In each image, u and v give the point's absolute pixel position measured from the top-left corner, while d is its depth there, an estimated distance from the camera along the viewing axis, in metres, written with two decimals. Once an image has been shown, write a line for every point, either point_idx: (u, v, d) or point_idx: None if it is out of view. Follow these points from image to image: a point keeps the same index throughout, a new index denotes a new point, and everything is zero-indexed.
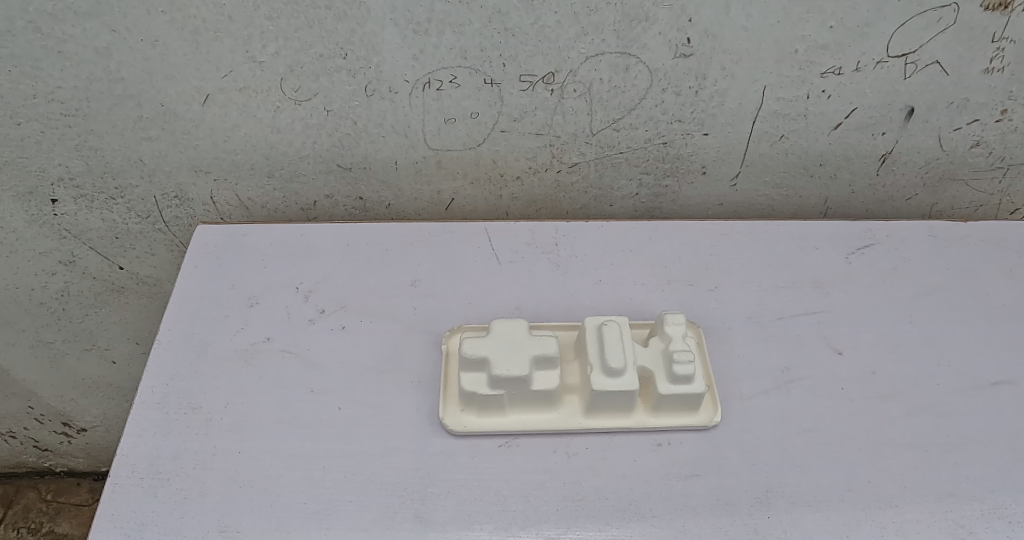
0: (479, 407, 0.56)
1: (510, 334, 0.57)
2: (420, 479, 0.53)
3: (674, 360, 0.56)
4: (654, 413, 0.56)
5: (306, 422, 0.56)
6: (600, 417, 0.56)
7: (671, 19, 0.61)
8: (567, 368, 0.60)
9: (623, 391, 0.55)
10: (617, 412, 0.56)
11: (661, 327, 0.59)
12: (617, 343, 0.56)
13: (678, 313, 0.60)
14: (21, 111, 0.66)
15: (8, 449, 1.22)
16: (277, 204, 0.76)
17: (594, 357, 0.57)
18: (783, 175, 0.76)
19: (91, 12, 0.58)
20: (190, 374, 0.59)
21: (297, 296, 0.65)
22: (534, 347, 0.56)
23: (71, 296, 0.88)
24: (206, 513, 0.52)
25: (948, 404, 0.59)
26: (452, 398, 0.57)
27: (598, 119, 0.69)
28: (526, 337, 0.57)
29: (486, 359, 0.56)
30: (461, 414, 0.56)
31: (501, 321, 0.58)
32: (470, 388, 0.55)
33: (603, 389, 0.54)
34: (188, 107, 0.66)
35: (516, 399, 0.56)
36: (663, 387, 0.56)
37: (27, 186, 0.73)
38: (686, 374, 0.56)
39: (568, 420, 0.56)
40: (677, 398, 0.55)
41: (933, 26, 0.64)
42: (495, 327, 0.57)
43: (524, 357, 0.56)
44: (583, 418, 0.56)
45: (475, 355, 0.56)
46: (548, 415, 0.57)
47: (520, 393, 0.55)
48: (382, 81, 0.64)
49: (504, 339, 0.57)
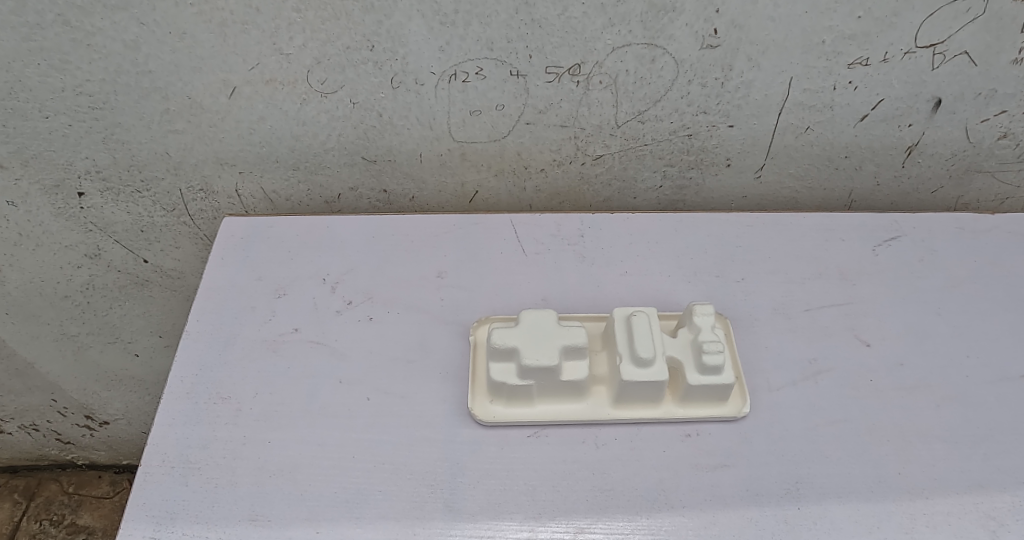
0: (508, 396, 0.56)
1: (539, 324, 0.57)
2: (449, 469, 0.53)
3: (703, 351, 0.56)
4: (682, 404, 0.56)
5: (335, 412, 0.57)
6: (628, 407, 0.56)
7: (697, 9, 0.61)
8: (594, 358, 0.60)
9: (652, 381, 0.55)
10: (645, 403, 0.56)
11: (689, 317, 0.59)
12: (646, 334, 0.56)
13: (707, 304, 0.60)
14: (49, 105, 0.66)
15: (30, 442, 1.24)
16: (302, 196, 0.76)
17: (622, 348, 0.57)
18: (808, 167, 0.76)
19: (120, 4, 0.59)
20: (219, 364, 0.60)
21: (324, 288, 0.65)
22: (562, 337, 0.56)
23: (96, 289, 0.89)
24: (238, 501, 0.52)
25: (978, 396, 0.58)
26: (480, 388, 0.58)
27: (623, 111, 0.69)
28: (555, 328, 0.57)
29: (515, 349, 0.56)
30: (489, 403, 0.56)
31: (530, 312, 0.58)
32: (499, 378, 0.56)
33: (632, 379, 0.54)
34: (215, 100, 0.66)
35: (545, 390, 0.56)
36: (693, 378, 0.56)
37: (53, 179, 0.74)
38: (715, 365, 0.56)
39: (596, 410, 0.56)
40: (706, 388, 0.55)
41: (962, 16, 0.63)
42: (524, 318, 0.58)
43: (553, 347, 0.56)
44: (611, 408, 0.56)
45: (504, 345, 0.56)
46: (576, 405, 0.57)
47: (548, 382, 0.55)
48: (408, 73, 0.64)
49: (533, 330, 0.57)
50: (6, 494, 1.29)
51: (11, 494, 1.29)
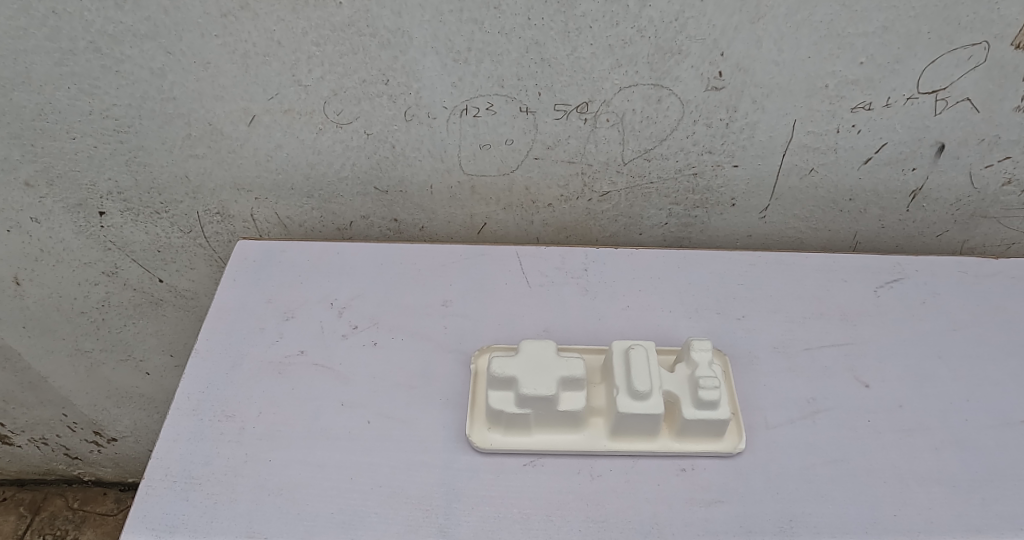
0: (506, 425, 0.57)
1: (539, 354, 0.58)
2: (445, 495, 0.54)
3: (700, 386, 0.57)
4: (679, 439, 0.57)
5: (336, 434, 0.57)
6: (625, 440, 0.56)
7: (703, 52, 0.63)
8: (593, 390, 0.60)
9: (649, 414, 0.55)
10: (642, 436, 0.57)
11: (687, 352, 0.60)
12: (645, 367, 0.57)
13: (706, 339, 0.60)
14: (76, 127, 0.69)
15: (39, 456, 1.25)
16: (315, 223, 0.78)
17: (620, 380, 0.57)
18: (813, 209, 0.77)
19: (148, 34, 0.62)
20: (225, 383, 0.61)
21: (331, 312, 0.67)
22: (562, 368, 0.57)
23: (111, 307, 0.91)
24: (236, 518, 0.53)
25: (978, 440, 0.58)
26: (479, 415, 0.58)
27: (630, 149, 0.70)
28: (555, 359, 0.58)
29: (514, 377, 0.57)
30: (488, 430, 0.57)
31: (530, 342, 0.59)
32: (498, 406, 0.56)
33: (628, 411, 0.55)
34: (234, 127, 0.69)
35: (543, 419, 0.57)
36: (689, 412, 0.56)
37: (77, 199, 0.77)
38: (712, 400, 0.56)
39: (593, 442, 0.57)
40: (702, 424, 0.56)
41: (963, 64, 0.64)
42: (525, 347, 0.59)
43: (552, 377, 0.57)
44: (608, 440, 0.57)
45: (504, 374, 0.57)
46: (573, 436, 0.57)
47: (546, 412, 0.56)
48: (422, 107, 0.67)
49: (533, 360, 0.58)
50: (12, 507, 1.30)
51: (17, 508, 1.30)
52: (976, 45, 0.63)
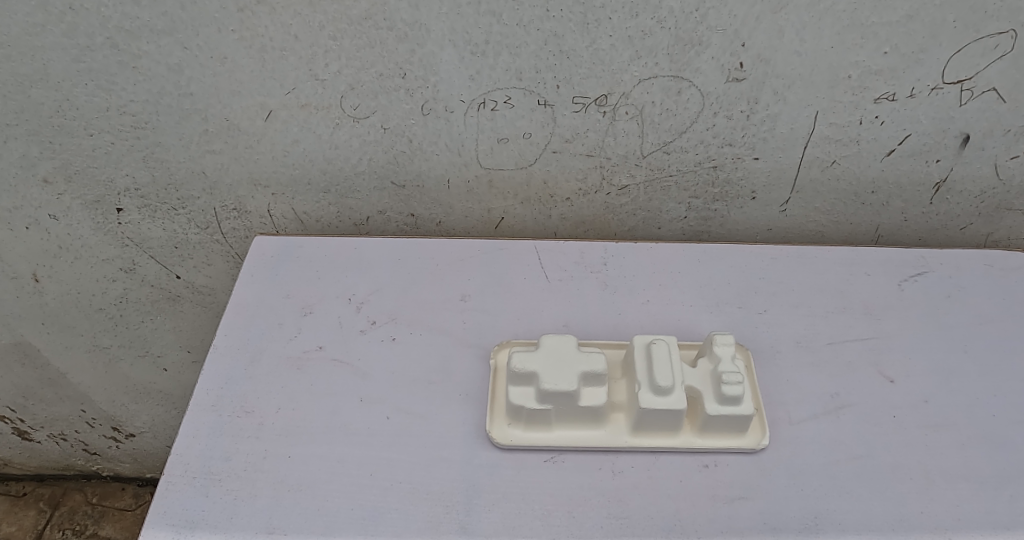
0: (526, 421, 0.56)
1: (559, 349, 0.58)
2: (465, 491, 0.54)
3: (722, 382, 0.56)
4: (701, 435, 0.56)
5: (356, 430, 0.57)
6: (646, 435, 0.56)
7: (724, 43, 0.62)
8: (614, 385, 0.60)
9: (670, 410, 0.54)
10: (664, 432, 0.56)
11: (709, 347, 0.59)
12: (666, 361, 0.56)
13: (729, 334, 0.60)
14: (95, 123, 0.69)
15: (58, 452, 1.26)
16: (331, 218, 0.78)
17: (641, 374, 0.57)
18: (835, 201, 0.76)
19: (166, 29, 0.61)
20: (244, 378, 0.61)
21: (349, 308, 0.67)
22: (582, 363, 0.57)
23: (129, 303, 0.92)
24: (256, 513, 0.53)
25: (1005, 436, 0.57)
26: (498, 410, 0.58)
27: (649, 142, 0.70)
28: (575, 354, 0.58)
29: (533, 371, 0.56)
30: (508, 424, 0.57)
31: (551, 337, 0.59)
32: (517, 401, 0.56)
33: (649, 406, 0.54)
34: (251, 123, 0.69)
35: (563, 415, 0.56)
36: (711, 408, 0.55)
37: (94, 195, 0.77)
38: (735, 395, 0.55)
39: (614, 437, 0.56)
40: (725, 420, 0.55)
41: (989, 53, 0.63)
42: (545, 342, 0.58)
43: (573, 372, 0.56)
44: (629, 435, 0.56)
45: (524, 370, 0.56)
46: (594, 431, 0.57)
47: (566, 407, 0.56)
48: (439, 101, 0.66)
49: (553, 354, 0.57)
50: (32, 502, 1.32)
51: (37, 502, 1.32)
52: (1003, 34, 0.62)
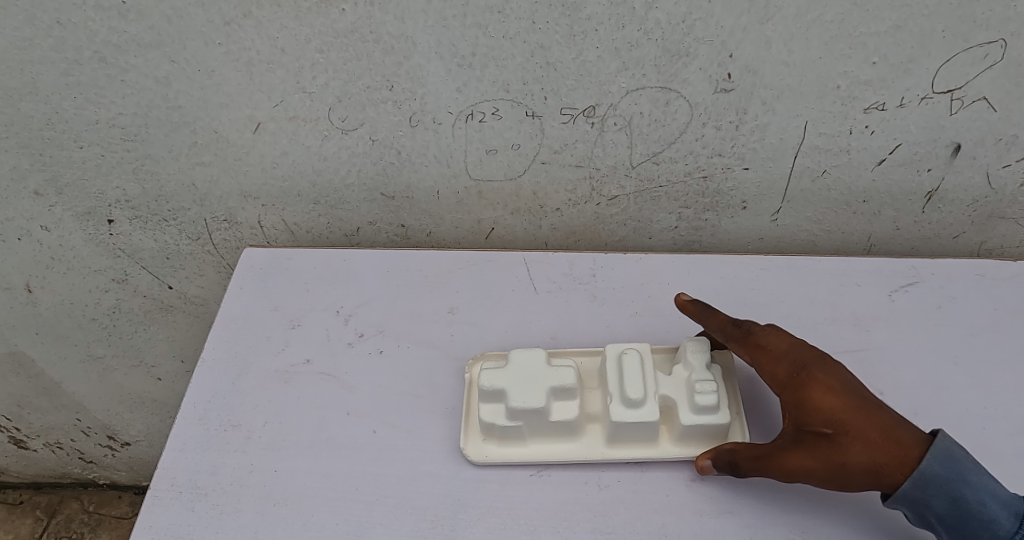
0: (500, 436, 0.56)
1: (528, 365, 0.57)
2: (451, 505, 0.53)
3: (696, 391, 0.56)
4: (679, 445, 0.56)
5: (342, 444, 0.57)
6: (621, 447, 0.56)
7: (711, 54, 0.62)
8: (588, 396, 0.59)
9: (643, 423, 0.54)
10: (640, 442, 0.56)
11: (685, 355, 0.59)
12: (638, 372, 0.56)
13: (704, 341, 0.60)
14: (84, 136, 0.69)
15: (54, 460, 1.26)
16: (322, 229, 0.78)
17: (614, 385, 0.57)
18: (826, 211, 0.76)
19: (153, 43, 0.61)
20: (231, 391, 0.61)
21: (337, 320, 0.67)
22: (551, 378, 0.57)
23: (122, 313, 0.92)
24: (241, 528, 0.53)
25: (996, 449, 0.57)
26: (474, 423, 0.58)
27: (638, 152, 0.70)
28: (544, 368, 0.57)
29: (502, 386, 0.56)
30: (483, 437, 0.57)
31: (520, 352, 0.58)
32: (489, 419, 0.56)
33: (620, 420, 0.54)
34: (240, 135, 0.69)
35: (537, 430, 0.56)
36: (686, 417, 0.55)
37: (85, 207, 0.77)
38: (709, 404, 0.55)
39: (590, 449, 0.56)
40: (700, 429, 0.55)
41: (979, 62, 0.63)
42: (514, 358, 0.58)
43: (543, 388, 0.56)
44: (604, 446, 0.56)
45: (492, 388, 0.56)
46: (570, 445, 0.57)
47: (538, 423, 0.56)
48: (427, 112, 0.66)
49: (522, 371, 0.57)
50: (29, 510, 1.32)
51: (34, 510, 1.32)
52: (992, 44, 0.61)
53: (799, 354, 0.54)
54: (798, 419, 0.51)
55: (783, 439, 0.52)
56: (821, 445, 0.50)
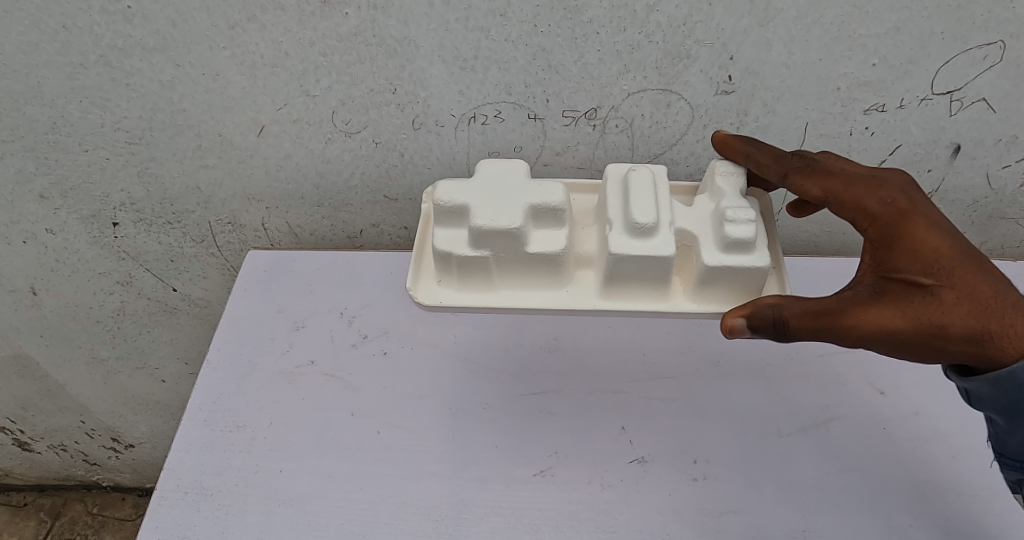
0: (458, 280, 0.55)
1: (496, 176, 0.54)
2: (454, 505, 0.58)
3: (726, 221, 0.52)
4: (694, 299, 0.55)
5: (346, 445, 0.61)
6: (615, 298, 0.55)
7: (712, 56, 0.62)
8: (581, 234, 0.59)
9: (651, 257, 0.51)
10: (640, 295, 0.55)
11: (711, 179, 0.55)
12: (647, 192, 0.52)
13: (730, 161, 0.56)
14: (89, 139, 0.70)
15: (58, 462, 1.27)
16: (325, 231, 0.79)
17: (617, 212, 0.53)
18: (827, 211, 0.76)
19: (157, 47, 0.62)
20: (237, 393, 0.64)
21: (341, 321, 0.69)
22: (526, 193, 0.53)
23: (126, 316, 0.93)
24: (247, 527, 0.57)
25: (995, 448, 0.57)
26: (427, 272, 0.57)
27: (639, 154, 0.70)
28: (518, 183, 0.54)
29: (469, 205, 0.53)
30: (441, 290, 0.56)
31: (488, 164, 0.55)
32: (445, 249, 0.53)
33: (625, 251, 0.51)
34: (244, 138, 0.69)
35: (515, 275, 0.55)
36: (713, 257, 0.52)
37: (90, 210, 0.77)
38: (739, 243, 0.52)
39: (581, 299, 0.56)
40: (725, 271, 0.52)
41: (978, 63, 0.63)
42: (483, 169, 0.55)
43: (518, 201, 0.53)
44: (596, 297, 0.55)
45: (454, 203, 0.53)
46: (551, 293, 0.56)
47: (511, 255, 0.53)
48: (429, 115, 0.66)
49: (490, 181, 0.54)
50: (33, 512, 1.32)
51: (38, 512, 1.32)
52: (991, 45, 0.62)
53: (895, 185, 0.50)
54: (887, 267, 0.50)
55: (862, 289, 0.51)
56: (915, 294, 0.49)
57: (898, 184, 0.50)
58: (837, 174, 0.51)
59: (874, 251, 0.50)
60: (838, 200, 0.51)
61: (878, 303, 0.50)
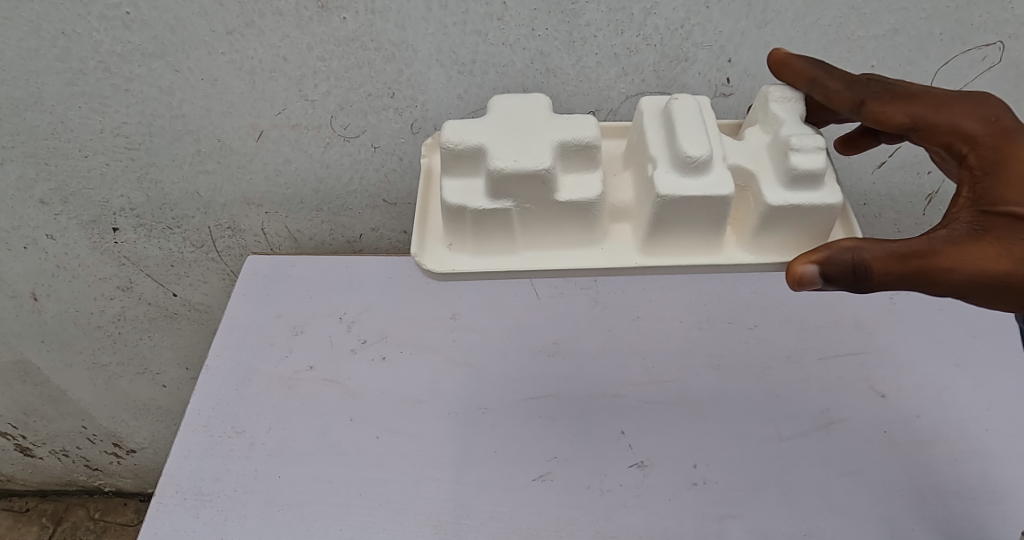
0: (475, 242, 0.48)
1: (513, 114, 0.48)
2: (453, 511, 0.58)
3: (790, 150, 0.45)
4: (749, 250, 0.49)
5: (345, 450, 0.61)
6: (658, 254, 0.49)
7: (710, 59, 0.62)
8: (614, 183, 0.52)
9: (704, 196, 0.44)
10: (687, 246, 0.48)
11: (764, 107, 0.49)
12: (695, 123, 0.45)
13: (787, 86, 0.49)
14: (89, 145, 0.70)
15: (60, 467, 1.27)
16: (325, 236, 0.80)
17: (659, 149, 0.46)
18: None
19: (156, 53, 0.62)
20: (236, 399, 0.65)
21: (340, 327, 0.69)
22: (551, 133, 0.47)
23: (127, 320, 0.93)
24: (246, 533, 0.57)
25: None
26: (436, 236, 0.50)
27: None
28: (540, 122, 0.47)
29: (485, 146, 0.46)
30: (453, 255, 0.49)
31: (503, 100, 0.49)
32: (460, 203, 0.46)
33: (677, 192, 0.44)
34: (243, 142, 0.69)
35: (546, 232, 0.49)
36: (776, 196, 0.46)
37: (90, 215, 0.77)
38: (803, 178, 0.45)
39: (622, 258, 0.49)
40: (787, 213, 0.46)
41: (977, 64, 0.63)
42: (497, 107, 0.48)
43: (543, 140, 0.46)
44: (636, 254, 0.49)
45: (469, 146, 0.46)
46: (587, 251, 0.50)
47: (541, 207, 0.47)
48: (428, 119, 0.66)
49: (507, 120, 0.47)
50: (35, 517, 1.33)
51: (40, 518, 1.32)
52: (990, 46, 0.62)
53: (986, 108, 0.46)
54: (989, 201, 0.44)
55: (959, 229, 0.45)
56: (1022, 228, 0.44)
57: (993, 105, 0.46)
58: (923, 98, 0.47)
59: (975, 182, 0.45)
60: (926, 125, 0.46)
61: (979, 240, 0.44)
